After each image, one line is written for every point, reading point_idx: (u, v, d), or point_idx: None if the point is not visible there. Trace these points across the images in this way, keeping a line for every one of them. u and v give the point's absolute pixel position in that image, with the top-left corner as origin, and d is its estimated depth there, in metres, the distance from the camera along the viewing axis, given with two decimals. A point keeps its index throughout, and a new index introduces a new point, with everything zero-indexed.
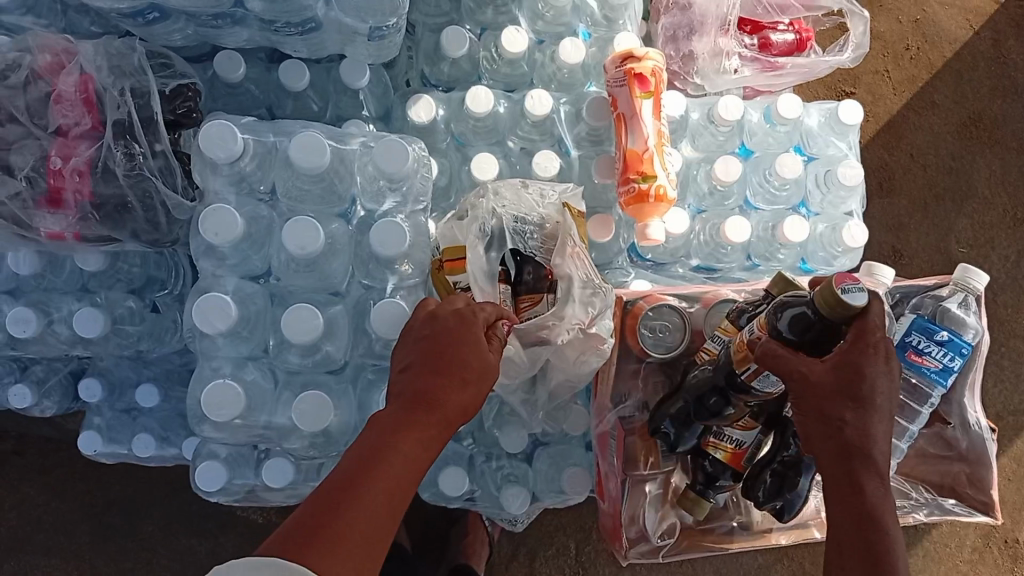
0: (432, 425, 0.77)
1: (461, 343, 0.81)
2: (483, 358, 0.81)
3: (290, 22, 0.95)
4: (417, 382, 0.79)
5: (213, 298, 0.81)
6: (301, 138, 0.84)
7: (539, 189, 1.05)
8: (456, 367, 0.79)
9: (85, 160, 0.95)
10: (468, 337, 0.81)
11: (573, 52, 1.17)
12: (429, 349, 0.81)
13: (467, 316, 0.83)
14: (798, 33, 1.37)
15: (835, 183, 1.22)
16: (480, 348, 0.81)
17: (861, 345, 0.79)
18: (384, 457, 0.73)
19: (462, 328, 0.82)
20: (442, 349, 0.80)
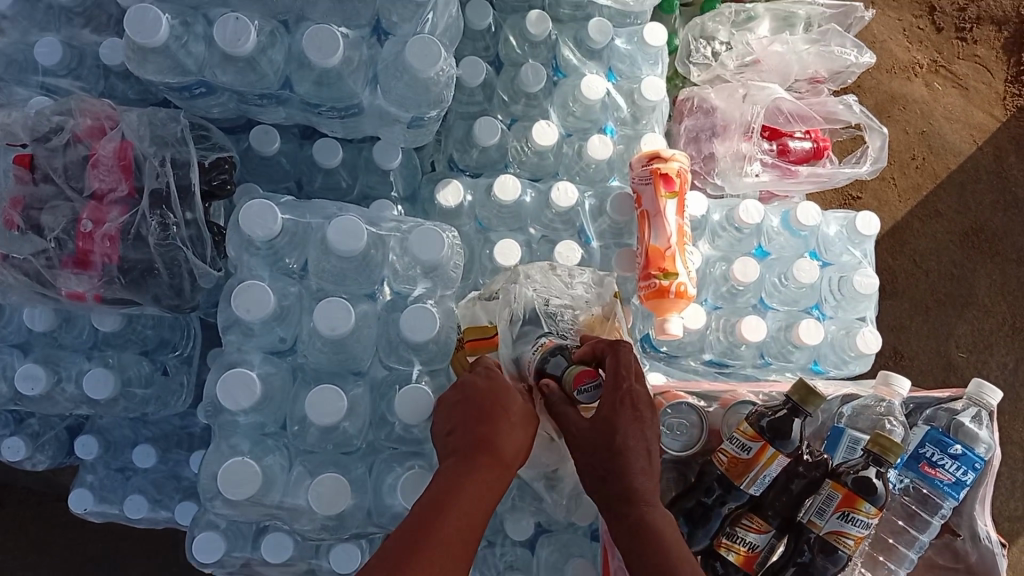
0: (489, 470, 0.77)
1: (496, 391, 0.82)
2: (515, 398, 0.82)
3: (334, 107, 0.98)
4: (467, 434, 0.80)
5: (238, 373, 0.81)
6: (340, 221, 0.85)
7: (567, 271, 1.06)
8: (496, 411, 0.80)
9: (117, 226, 0.95)
10: (502, 386, 0.82)
11: (601, 148, 1.20)
12: (470, 403, 0.82)
13: (493, 372, 0.84)
14: (816, 141, 1.42)
15: (851, 290, 1.24)
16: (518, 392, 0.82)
17: (615, 396, 0.84)
18: (449, 508, 0.73)
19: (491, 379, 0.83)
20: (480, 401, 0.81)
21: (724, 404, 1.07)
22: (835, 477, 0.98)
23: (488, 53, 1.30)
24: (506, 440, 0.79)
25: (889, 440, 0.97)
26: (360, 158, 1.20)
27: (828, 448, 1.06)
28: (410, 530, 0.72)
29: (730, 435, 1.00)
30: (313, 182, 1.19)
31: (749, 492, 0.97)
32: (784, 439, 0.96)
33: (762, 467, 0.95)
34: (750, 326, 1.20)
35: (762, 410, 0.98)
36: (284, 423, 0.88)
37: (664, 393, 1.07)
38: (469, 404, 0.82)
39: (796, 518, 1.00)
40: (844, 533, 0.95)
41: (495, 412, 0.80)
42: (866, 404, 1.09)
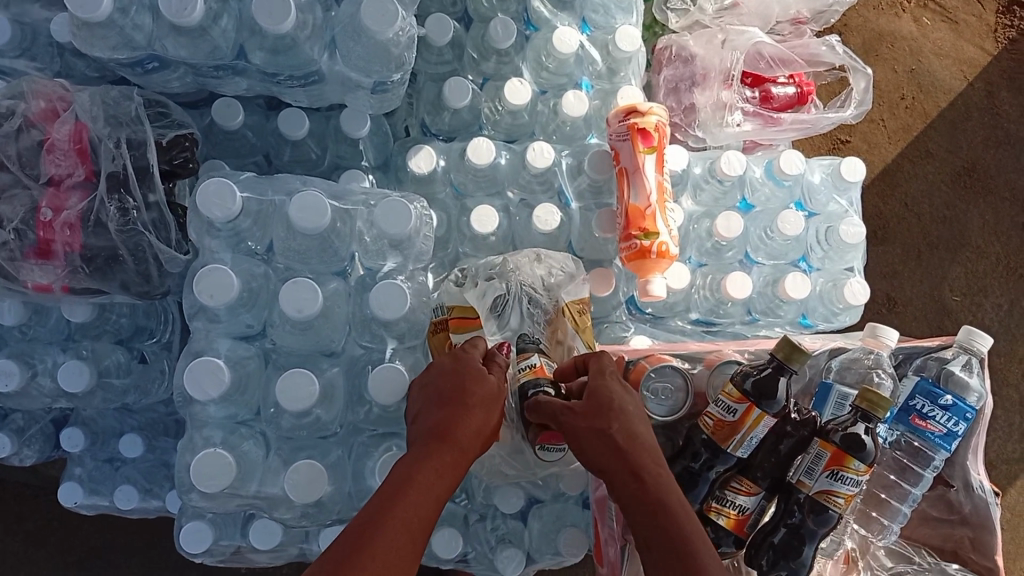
0: (449, 452, 0.76)
1: (461, 376, 0.81)
2: (482, 380, 0.81)
3: (293, 76, 0.94)
4: (429, 418, 0.79)
5: (202, 363, 0.79)
6: (300, 197, 0.82)
7: (549, 262, 1.02)
8: (459, 395, 0.79)
9: (76, 213, 0.92)
10: (466, 371, 0.81)
11: (576, 104, 1.16)
12: (436, 389, 0.81)
13: (461, 355, 0.83)
14: (799, 86, 1.38)
15: (836, 240, 1.21)
16: (483, 375, 0.81)
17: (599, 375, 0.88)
18: (408, 489, 0.72)
19: (459, 365, 0.82)
20: (444, 387, 0.81)
21: (708, 365, 1.06)
22: (824, 435, 0.96)
23: (455, 9, 1.25)
24: (466, 422, 0.78)
25: (877, 394, 0.95)
26: (328, 128, 1.16)
27: (816, 404, 1.04)
28: (369, 514, 0.71)
29: (716, 397, 0.98)
30: (281, 156, 1.16)
31: (737, 455, 0.96)
32: (770, 400, 0.93)
33: (748, 430, 0.94)
34: (735, 281, 1.18)
35: (747, 371, 0.96)
36: (258, 409, 0.86)
37: (647, 356, 1.05)
38: (436, 390, 0.81)
39: (786, 478, 0.99)
40: (834, 492, 0.94)
41: (459, 396, 0.79)
42: (854, 357, 1.07)
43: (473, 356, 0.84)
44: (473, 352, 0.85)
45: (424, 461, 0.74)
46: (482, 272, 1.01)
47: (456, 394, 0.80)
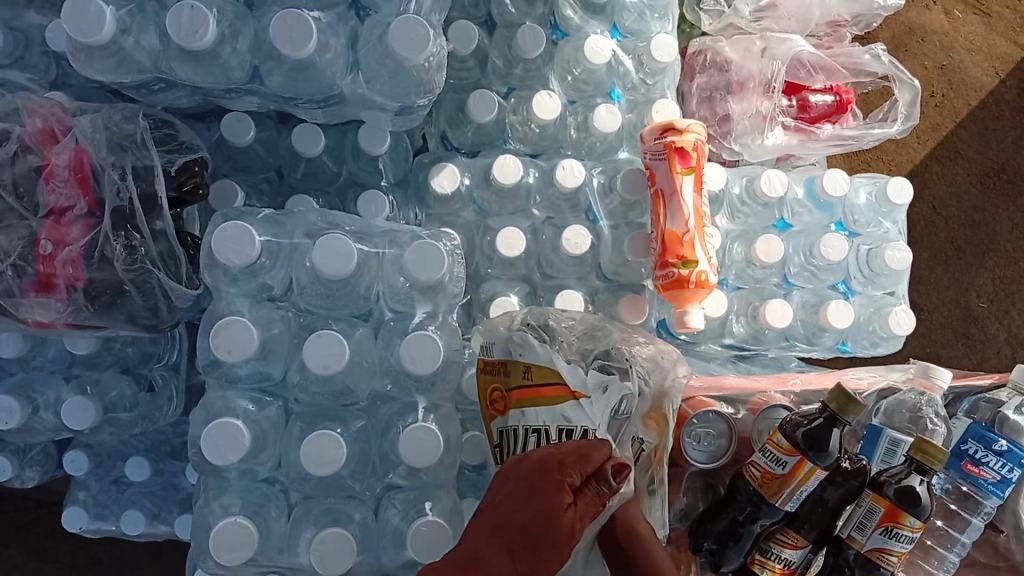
0: None
1: (530, 499, 0.69)
2: (560, 514, 0.68)
3: (312, 99, 0.86)
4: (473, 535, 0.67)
5: (223, 424, 0.72)
6: (325, 240, 0.75)
7: (660, 352, 0.90)
8: (518, 526, 0.67)
9: (80, 248, 0.84)
10: (540, 496, 0.68)
11: (608, 119, 1.09)
12: (506, 504, 0.69)
13: (552, 468, 0.71)
14: (838, 94, 1.29)
15: (882, 266, 1.14)
16: (557, 505, 0.68)
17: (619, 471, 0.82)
18: None
19: (542, 479, 0.70)
20: (512, 504, 0.69)
21: (753, 409, 0.98)
22: (876, 488, 0.91)
23: (478, 12, 1.17)
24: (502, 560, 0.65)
25: (933, 446, 0.89)
26: (345, 144, 1.08)
27: (863, 449, 0.98)
28: None
29: (761, 445, 0.92)
30: (295, 171, 1.08)
31: (785, 508, 0.91)
32: (821, 452, 0.88)
33: (799, 483, 0.89)
34: (775, 311, 1.12)
35: (797, 421, 0.90)
36: (279, 465, 0.79)
37: (688, 399, 0.99)
38: (502, 502, 0.70)
39: (835, 531, 0.94)
40: (887, 550, 0.89)
41: (517, 526, 0.67)
42: (900, 399, 1.01)
43: (568, 477, 0.70)
44: (565, 461, 0.72)
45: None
46: (602, 358, 0.89)
47: (514, 523, 0.67)
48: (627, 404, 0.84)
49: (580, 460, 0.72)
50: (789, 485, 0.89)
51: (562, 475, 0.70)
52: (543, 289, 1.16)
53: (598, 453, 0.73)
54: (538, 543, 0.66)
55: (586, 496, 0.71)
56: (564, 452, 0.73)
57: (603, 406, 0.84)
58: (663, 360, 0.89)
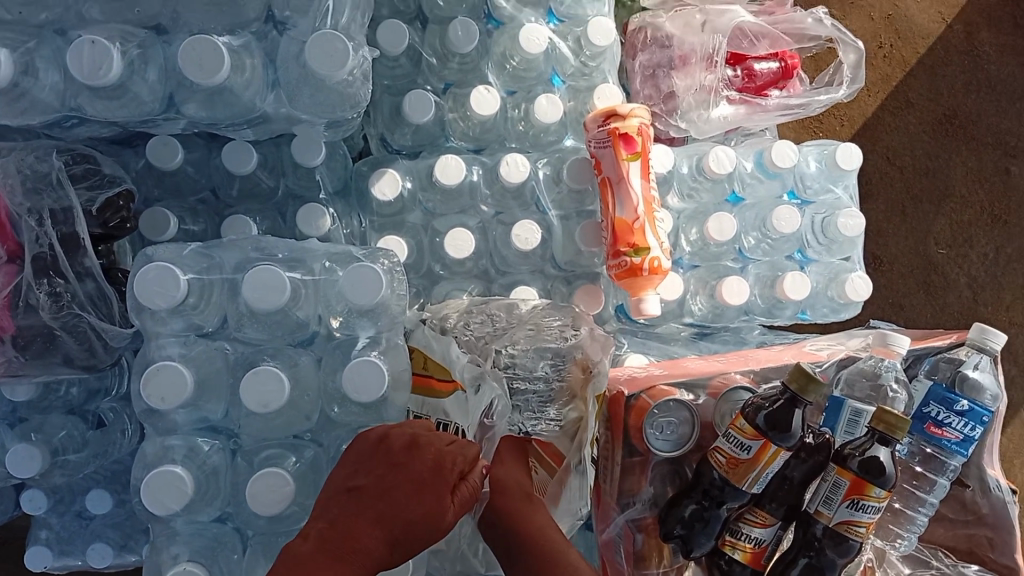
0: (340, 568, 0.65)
1: (420, 496, 0.70)
2: (445, 509, 0.71)
3: (233, 121, 0.83)
4: (348, 514, 0.68)
5: (162, 473, 0.70)
6: (255, 272, 0.73)
7: (557, 329, 1.02)
8: (395, 518, 0.68)
9: (3, 298, 0.80)
10: (428, 497, 0.70)
11: (549, 109, 1.06)
12: (387, 485, 0.70)
13: (442, 459, 0.73)
14: (784, 61, 1.28)
15: (836, 235, 1.13)
16: (443, 501, 0.71)
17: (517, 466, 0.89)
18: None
19: (431, 475, 0.72)
20: (396, 492, 0.70)
21: (714, 393, 0.98)
22: (841, 462, 0.92)
23: (407, 8, 1.13)
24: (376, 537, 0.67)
25: (894, 416, 0.90)
26: (279, 157, 1.05)
27: (827, 420, 0.99)
28: None
29: (726, 431, 0.92)
30: (229, 189, 1.04)
31: (752, 491, 0.91)
32: (784, 434, 0.88)
33: (764, 467, 0.89)
34: (730, 288, 1.11)
35: (759, 403, 0.91)
36: (230, 505, 0.77)
37: (648, 389, 0.98)
38: (385, 481, 0.71)
39: (802, 506, 0.95)
40: (855, 522, 0.91)
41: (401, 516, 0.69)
42: (860, 368, 1.02)
43: (453, 476, 0.73)
44: (456, 462, 0.74)
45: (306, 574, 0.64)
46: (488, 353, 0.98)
47: (393, 514, 0.69)
48: (532, 394, 0.96)
49: (464, 457, 0.74)
50: (751, 468, 0.89)
51: (450, 474, 0.73)
52: (497, 285, 1.15)
53: (473, 449, 0.77)
54: (412, 533, 0.69)
55: (463, 495, 0.73)
56: (461, 456, 0.75)
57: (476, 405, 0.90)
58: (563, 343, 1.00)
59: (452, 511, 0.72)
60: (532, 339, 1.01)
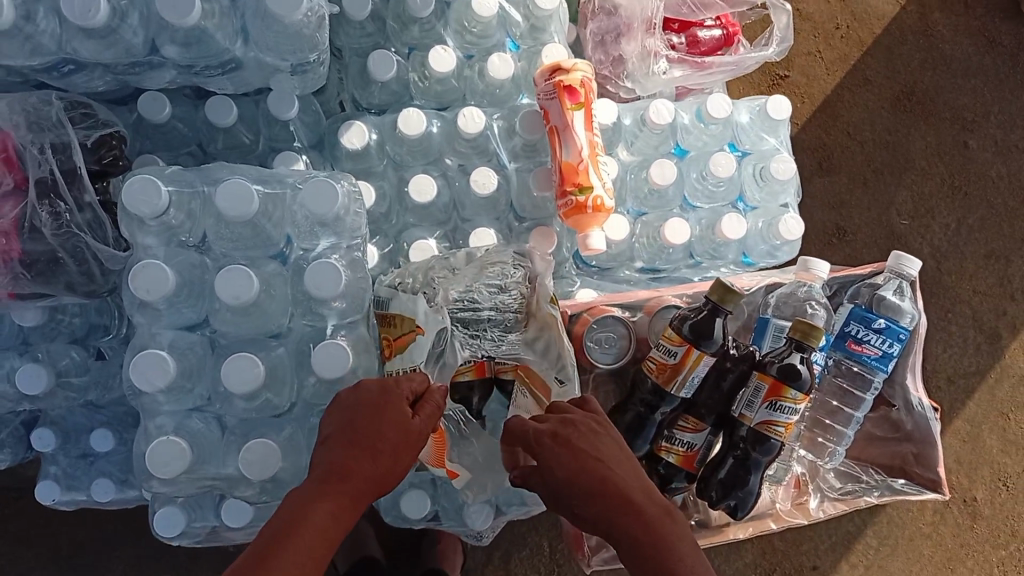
0: (347, 495, 0.76)
1: (378, 415, 0.81)
2: (410, 420, 0.82)
3: (208, 64, 0.95)
4: (332, 450, 0.79)
5: (148, 354, 0.81)
6: (225, 185, 0.84)
7: (497, 262, 1.03)
8: (370, 441, 0.79)
9: (11, 220, 0.92)
10: (387, 412, 0.81)
11: (501, 66, 1.18)
12: (349, 422, 0.81)
13: (384, 384, 0.84)
14: (725, 28, 1.40)
15: (769, 178, 1.24)
16: (401, 419, 0.82)
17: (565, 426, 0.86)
18: (300, 525, 0.73)
19: (382, 396, 0.82)
20: (359, 421, 0.80)
21: (649, 311, 1.08)
22: (761, 368, 1.01)
23: None
24: (363, 466, 0.78)
25: (809, 325, 0.99)
26: (258, 113, 1.16)
27: (755, 339, 1.09)
28: (271, 531, 0.73)
29: (656, 342, 1.02)
30: (215, 143, 1.16)
31: (680, 395, 1.00)
32: (707, 340, 0.98)
33: (689, 370, 0.98)
34: (673, 228, 1.21)
35: (685, 316, 1.00)
36: (210, 394, 0.88)
37: (589, 309, 1.08)
38: (348, 419, 0.81)
39: (728, 412, 1.04)
40: (774, 422, 0.99)
41: (368, 442, 0.79)
42: (788, 292, 1.11)
43: (401, 392, 0.84)
44: (402, 388, 0.84)
45: (318, 500, 0.75)
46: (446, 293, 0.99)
47: (368, 439, 0.80)
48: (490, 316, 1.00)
49: (407, 380, 0.86)
50: (677, 375, 0.98)
51: (397, 393, 0.84)
52: (459, 230, 1.25)
53: (421, 376, 0.88)
54: (387, 455, 0.80)
55: (426, 408, 0.85)
56: (402, 379, 0.86)
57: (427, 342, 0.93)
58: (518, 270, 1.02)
59: (416, 419, 0.83)
60: (480, 268, 1.03)
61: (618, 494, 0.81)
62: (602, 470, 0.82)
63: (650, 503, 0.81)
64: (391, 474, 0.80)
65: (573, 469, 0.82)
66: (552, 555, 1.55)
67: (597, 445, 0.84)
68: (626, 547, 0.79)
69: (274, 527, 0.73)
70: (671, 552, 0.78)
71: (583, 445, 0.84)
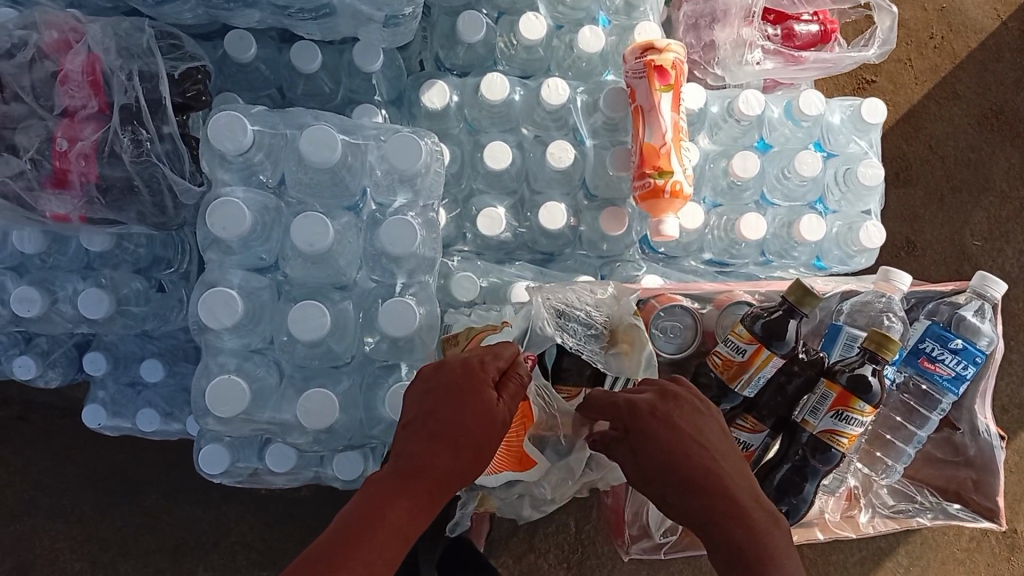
0: (422, 490, 0.75)
1: (460, 400, 0.79)
2: (490, 402, 0.79)
3: (302, 7, 0.97)
4: (409, 440, 0.78)
5: (218, 291, 0.80)
6: (310, 130, 0.82)
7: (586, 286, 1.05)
8: (451, 432, 0.77)
9: (91, 143, 0.93)
10: (471, 398, 0.79)
11: (592, 39, 1.14)
12: (436, 405, 0.79)
13: (474, 362, 0.82)
14: (823, 24, 1.35)
15: (854, 182, 1.20)
16: (483, 401, 0.79)
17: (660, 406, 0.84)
18: (379, 520, 0.73)
19: (466, 380, 0.80)
20: (438, 408, 0.78)
21: (718, 305, 1.05)
22: (830, 375, 0.97)
23: None
24: (440, 462, 0.76)
25: (884, 335, 0.96)
26: (341, 62, 1.15)
27: (825, 345, 1.05)
28: (350, 522, 0.73)
29: (724, 338, 0.99)
30: (295, 88, 1.15)
31: (743, 394, 0.97)
32: (780, 341, 0.95)
33: (756, 369, 0.95)
34: (749, 223, 1.17)
35: (757, 313, 0.97)
36: (272, 338, 0.87)
37: (657, 296, 1.05)
38: (431, 404, 0.79)
39: (789, 417, 1.01)
40: (837, 432, 0.96)
41: (450, 432, 0.77)
42: (865, 301, 1.07)
43: (488, 374, 0.81)
44: (490, 365, 0.82)
45: (394, 499, 0.74)
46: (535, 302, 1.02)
47: (452, 429, 0.77)
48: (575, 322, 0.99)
49: (494, 358, 0.83)
50: (743, 371, 0.95)
51: (484, 374, 0.81)
52: (528, 203, 1.22)
53: (508, 351, 0.85)
54: (472, 443, 0.78)
55: (511, 390, 0.82)
56: (486, 356, 0.83)
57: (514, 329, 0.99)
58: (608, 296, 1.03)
59: (501, 403, 0.80)
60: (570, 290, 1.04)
61: (719, 488, 0.79)
62: (703, 459, 0.80)
63: (758, 508, 0.79)
64: (473, 466, 0.78)
65: (676, 457, 0.80)
66: (576, 534, 1.54)
67: (697, 427, 0.82)
68: (727, 549, 0.77)
69: (352, 519, 0.73)
70: (771, 563, 0.75)
71: (682, 426, 0.82)
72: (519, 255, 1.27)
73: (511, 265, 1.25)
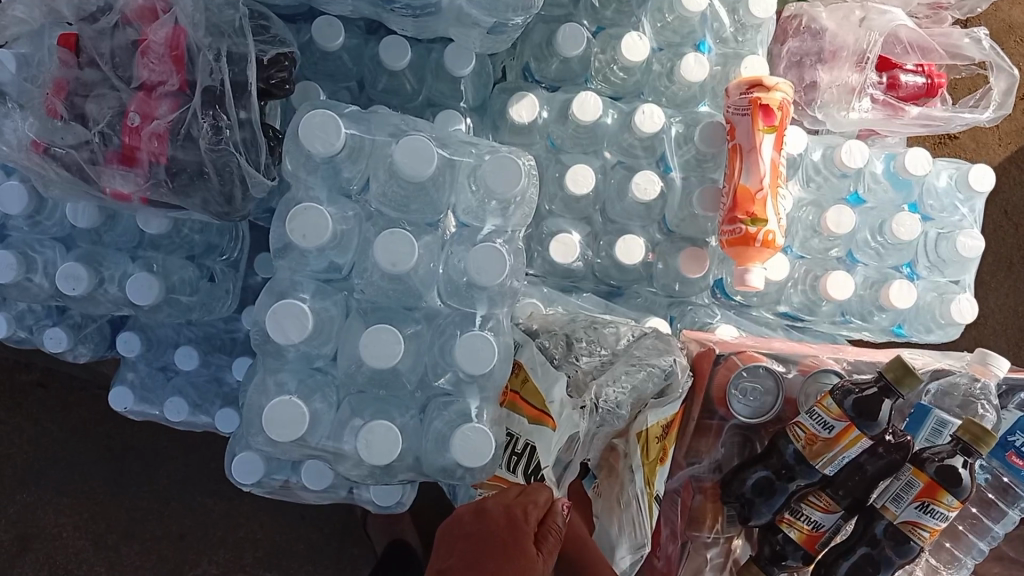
0: None
1: (506, 555, 0.79)
2: (530, 560, 0.79)
3: (409, 5, 0.92)
4: None
5: (288, 304, 0.75)
6: (406, 142, 0.76)
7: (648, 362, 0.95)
8: None
9: (166, 124, 0.87)
10: (517, 553, 0.79)
11: (696, 69, 1.08)
12: (476, 552, 0.79)
13: (513, 508, 0.83)
14: (930, 77, 1.26)
15: (951, 253, 1.13)
16: (529, 559, 0.79)
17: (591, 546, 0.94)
18: None
19: (511, 533, 0.81)
20: (485, 559, 0.78)
21: (804, 370, 0.98)
22: (918, 463, 0.91)
23: None
24: None
25: (982, 428, 0.89)
26: (428, 62, 1.08)
27: (908, 425, 0.97)
28: None
29: (809, 409, 0.92)
30: (376, 85, 1.09)
31: (824, 472, 0.91)
32: (870, 421, 0.88)
33: (842, 449, 0.89)
34: (836, 282, 1.11)
35: (849, 388, 0.90)
36: (336, 355, 0.82)
37: (740, 352, 0.98)
38: (472, 552, 0.79)
39: (868, 501, 0.94)
40: (920, 525, 0.90)
41: None
42: (954, 382, 1.00)
43: (529, 527, 0.82)
44: (528, 512, 0.83)
45: None
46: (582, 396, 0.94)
47: None
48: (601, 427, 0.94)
49: (535, 504, 0.84)
50: (826, 448, 0.90)
51: (526, 527, 0.82)
52: (603, 233, 1.16)
53: (545, 495, 0.86)
54: None
55: (547, 544, 0.83)
56: (529, 503, 0.84)
57: (559, 440, 0.94)
58: (652, 385, 0.93)
59: (541, 561, 0.81)
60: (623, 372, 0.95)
61: None
62: None
63: None
64: None
65: None
66: None
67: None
68: None
69: None
70: None
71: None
72: (585, 284, 1.22)
73: (576, 295, 1.20)
